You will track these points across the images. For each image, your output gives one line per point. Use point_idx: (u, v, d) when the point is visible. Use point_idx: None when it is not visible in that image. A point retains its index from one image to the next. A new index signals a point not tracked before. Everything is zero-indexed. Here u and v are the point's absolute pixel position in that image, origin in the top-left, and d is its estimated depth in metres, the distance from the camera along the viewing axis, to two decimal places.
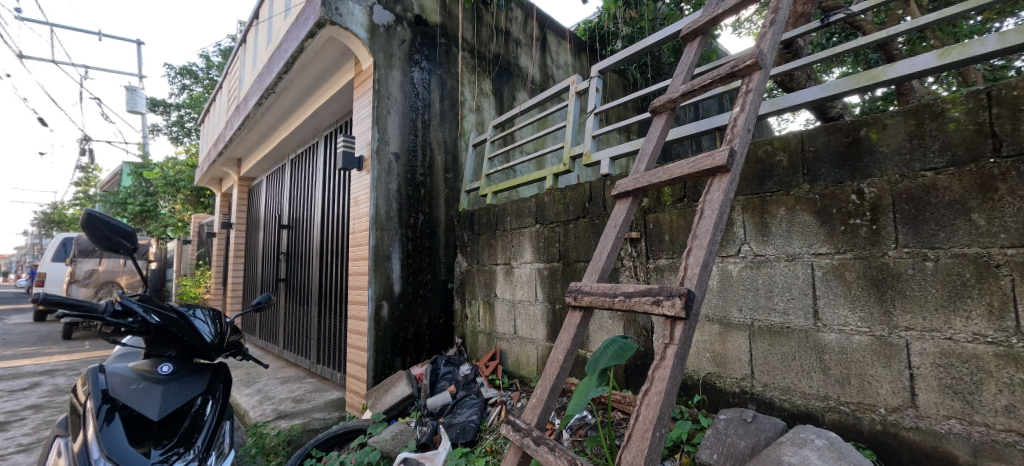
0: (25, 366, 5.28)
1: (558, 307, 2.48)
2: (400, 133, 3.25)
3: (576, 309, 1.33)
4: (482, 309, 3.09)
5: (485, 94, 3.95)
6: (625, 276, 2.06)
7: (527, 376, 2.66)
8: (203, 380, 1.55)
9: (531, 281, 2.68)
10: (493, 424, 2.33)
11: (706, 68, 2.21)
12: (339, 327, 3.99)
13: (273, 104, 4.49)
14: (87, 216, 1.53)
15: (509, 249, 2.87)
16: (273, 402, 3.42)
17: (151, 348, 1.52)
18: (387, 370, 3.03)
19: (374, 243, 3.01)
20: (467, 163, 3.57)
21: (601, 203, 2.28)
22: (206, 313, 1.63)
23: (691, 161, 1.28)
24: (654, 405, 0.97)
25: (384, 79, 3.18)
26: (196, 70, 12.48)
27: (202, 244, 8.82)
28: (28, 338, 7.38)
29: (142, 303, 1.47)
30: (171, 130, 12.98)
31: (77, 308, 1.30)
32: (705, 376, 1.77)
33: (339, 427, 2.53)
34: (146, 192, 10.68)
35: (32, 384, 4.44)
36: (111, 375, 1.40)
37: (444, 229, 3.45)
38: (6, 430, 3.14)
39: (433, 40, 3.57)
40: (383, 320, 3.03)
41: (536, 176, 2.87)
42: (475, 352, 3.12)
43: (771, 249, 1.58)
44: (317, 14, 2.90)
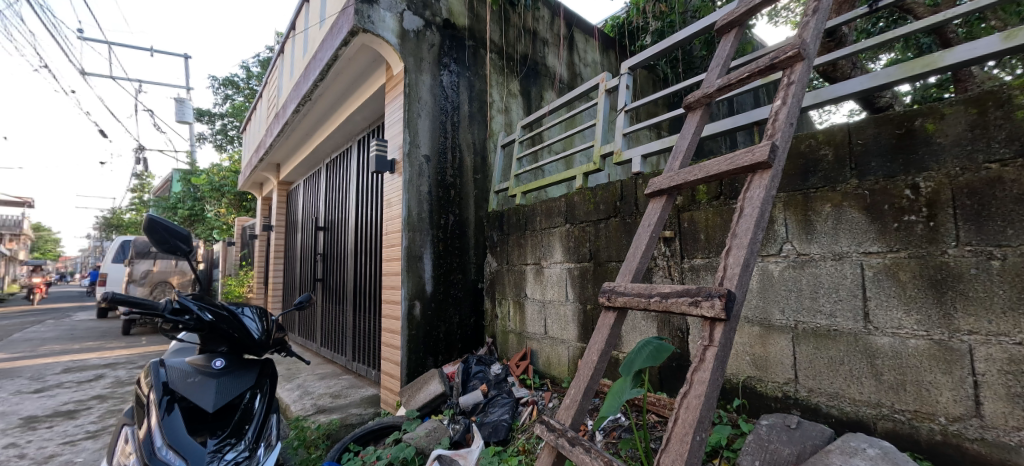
0: (91, 359, 5.72)
1: (589, 308, 2.46)
2: (430, 135, 3.31)
3: (609, 310, 1.32)
4: (512, 309, 3.09)
5: (513, 95, 3.97)
6: (659, 276, 2.02)
7: (558, 377, 2.65)
8: (251, 375, 1.63)
9: (561, 281, 2.68)
10: (525, 424, 2.33)
11: (742, 61, 2.13)
12: (374, 326, 4.10)
13: (310, 110, 4.66)
14: (147, 220, 1.63)
15: (539, 249, 2.86)
16: (312, 398, 3.56)
17: (205, 344, 1.60)
18: (420, 368, 3.09)
19: (406, 244, 3.08)
20: (496, 164, 3.59)
21: (633, 202, 2.24)
22: (253, 311, 1.70)
23: (729, 157, 1.23)
24: (694, 409, 0.95)
25: (414, 84, 3.25)
26: (238, 80, 13.16)
27: (245, 246, 9.28)
28: (93, 333, 7.99)
29: (196, 301, 1.56)
30: (216, 138, 13.74)
31: (140, 306, 1.39)
32: (745, 380, 1.71)
33: (375, 422, 2.60)
34: (195, 197, 11.35)
35: (97, 376, 4.81)
36: (170, 369, 1.49)
37: (474, 230, 3.49)
38: (76, 418, 3.41)
39: (461, 43, 3.61)
40: (415, 319, 3.10)
41: (565, 176, 2.85)
42: (506, 352, 3.13)
43: (816, 248, 1.51)
44: (351, 22, 3.00)
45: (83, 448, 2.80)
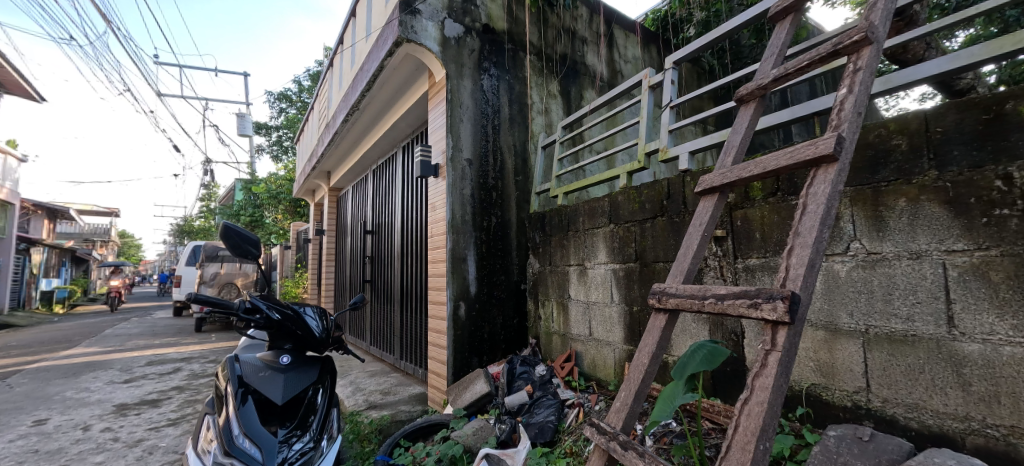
0: (170, 354, 6.30)
1: (636, 309, 2.41)
2: (472, 138, 3.37)
3: (660, 312, 1.29)
4: (556, 311, 3.08)
5: (553, 95, 3.96)
6: (710, 277, 1.95)
7: (605, 380, 2.61)
8: (314, 371, 1.72)
9: (606, 282, 2.64)
10: (571, 426, 2.31)
11: (799, 48, 2.00)
12: (420, 326, 4.23)
13: (358, 120, 4.88)
14: (223, 226, 1.78)
15: (582, 250, 2.84)
16: (364, 394, 3.73)
17: (272, 341, 1.71)
18: (466, 367, 3.15)
19: (451, 246, 3.15)
20: (537, 165, 3.60)
21: (680, 201, 2.17)
22: (314, 310, 1.80)
23: (789, 151, 1.17)
24: (756, 416, 0.91)
25: (456, 89, 3.32)
26: (291, 94, 14.01)
27: (300, 249, 9.86)
28: (171, 330, 8.79)
29: (266, 301, 1.69)
30: (272, 149, 14.69)
31: (218, 305, 1.54)
32: (809, 387, 1.61)
33: (424, 419, 2.67)
34: (254, 204, 12.17)
35: (175, 369, 5.28)
36: (244, 364, 1.60)
37: (517, 231, 3.51)
38: (159, 406, 3.77)
39: (501, 47, 3.65)
40: (460, 320, 3.16)
41: (608, 175, 2.80)
42: (550, 353, 3.13)
43: (889, 246, 1.40)
44: (395, 33, 3.12)
45: (165, 434, 3.08)
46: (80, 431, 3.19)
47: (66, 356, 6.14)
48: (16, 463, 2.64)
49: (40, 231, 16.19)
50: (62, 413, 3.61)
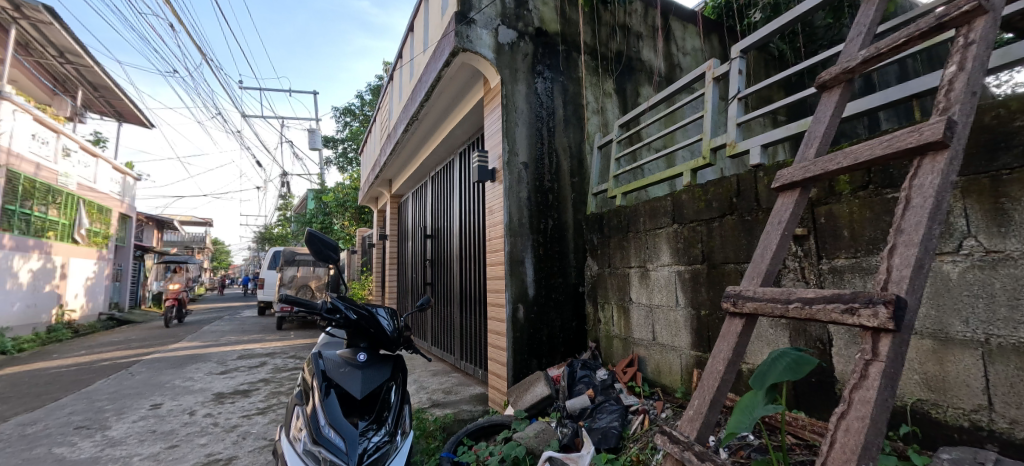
0: (257, 348, 6.97)
1: (704, 314, 2.29)
2: (528, 142, 3.40)
3: (736, 317, 1.22)
4: (617, 314, 3.01)
5: (608, 94, 3.89)
6: (790, 279, 1.81)
7: (671, 386, 2.50)
8: (387, 368, 1.81)
9: (670, 284, 2.53)
10: (637, 433, 2.24)
11: (891, 24, 1.80)
12: (480, 327, 4.32)
13: (417, 129, 5.10)
14: (308, 234, 1.94)
15: (644, 251, 2.75)
16: (427, 392, 3.88)
17: (351, 339, 1.84)
18: (526, 369, 3.17)
19: (509, 249, 3.19)
20: (593, 166, 3.54)
21: (752, 198, 2.04)
22: (386, 311, 1.89)
23: (884, 140, 1.07)
24: (856, 433, 0.83)
25: (511, 94, 3.36)
26: (354, 108, 14.96)
27: (365, 254, 10.49)
28: (257, 327, 9.72)
29: (345, 300, 1.81)
30: (339, 161, 15.74)
31: (302, 305, 1.71)
32: (914, 403, 1.43)
33: (485, 419, 2.71)
34: (325, 212, 13.14)
35: (262, 363, 5.82)
36: (327, 359, 1.73)
37: (574, 233, 3.47)
38: (250, 396, 4.17)
39: (555, 49, 3.65)
40: (519, 322, 3.18)
41: (670, 173, 2.69)
42: (611, 358, 3.06)
43: (1014, 244, 1.21)
44: (452, 44, 3.23)
45: (256, 422, 3.41)
46: (188, 415, 3.62)
47: (173, 349, 6.96)
48: (138, 441, 3.05)
49: (150, 239, 18.49)
50: (173, 399, 4.13)
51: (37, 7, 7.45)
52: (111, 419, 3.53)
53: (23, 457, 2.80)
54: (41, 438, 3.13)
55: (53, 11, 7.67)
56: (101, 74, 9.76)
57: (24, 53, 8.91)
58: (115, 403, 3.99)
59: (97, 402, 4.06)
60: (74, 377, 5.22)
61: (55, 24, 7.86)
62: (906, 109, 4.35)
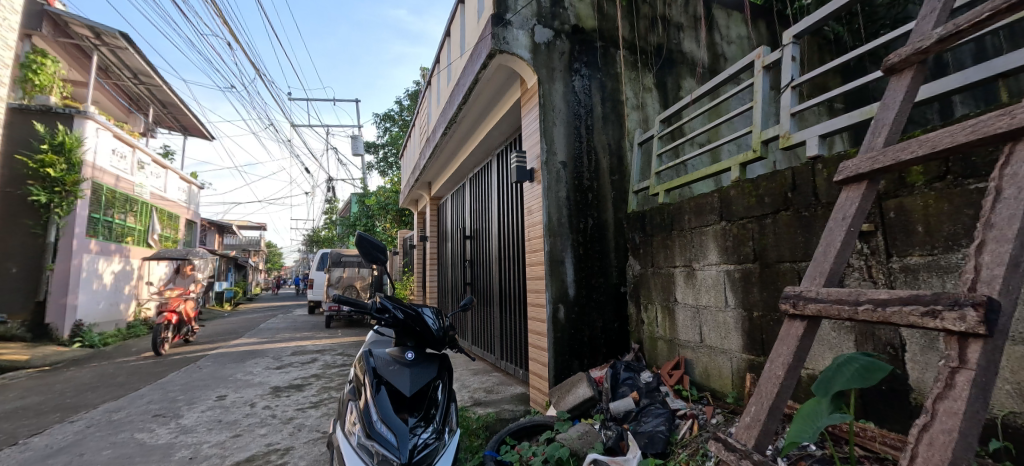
0: (308, 345, 7.36)
1: (756, 315, 2.18)
2: (566, 141, 3.37)
3: (798, 319, 1.17)
4: (661, 315, 2.92)
5: (648, 88, 3.79)
6: (854, 279, 1.69)
7: (721, 391, 2.40)
8: (434, 367, 1.85)
9: (718, 284, 2.43)
10: (685, 438, 2.16)
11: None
12: (520, 327, 4.33)
13: (455, 132, 5.18)
14: (359, 236, 2.01)
15: (689, 250, 2.65)
16: (469, 390, 3.95)
17: (398, 339, 1.90)
18: (567, 370, 3.14)
19: (548, 249, 3.18)
20: (634, 163, 3.46)
21: (810, 192, 1.91)
22: (431, 310, 1.93)
23: (969, 125, 0.97)
24: (940, 446, 0.77)
25: (549, 93, 3.34)
26: (394, 114, 15.47)
27: (406, 255, 10.79)
28: (308, 325, 10.25)
29: (393, 300, 1.88)
30: (380, 166, 16.30)
31: (353, 304, 1.79)
32: (1005, 417, 1.30)
33: (529, 419, 2.71)
34: (367, 214, 13.65)
35: (313, 359, 6.13)
36: (377, 357, 1.79)
37: (615, 233, 3.41)
38: (303, 390, 4.41)
39: (592, 46, 3.59)
40: (561, 322, 3.16)
41: (716, 168, 2.58)
42: (656, 360, 2.97)
43: None
44: (489, 46, 3.26)
45: (310, 415, 3.59)
46: (250, 406, 3.88)
47: (234, 345, 7.47)
48: (207, 430, 3.29)
49: (212, 243, 19.97)
50: (236, 391, 4.43)
51: (115, 34, 8.24)
52: (183, 409, 3.85)
53: (111, 441, 3.11)
54: (124, 424, 3.46)
55: (128, 36, 8.43)
56: (169, 92, 10.64)
57: (104, 76, 9.91)
58: (186, 394, 4.34)
59: (170, 392, 4.43)
60: (150, 369, 5.72)
61: (129, 49, 8.66)
62: (987, 91, 3.93)
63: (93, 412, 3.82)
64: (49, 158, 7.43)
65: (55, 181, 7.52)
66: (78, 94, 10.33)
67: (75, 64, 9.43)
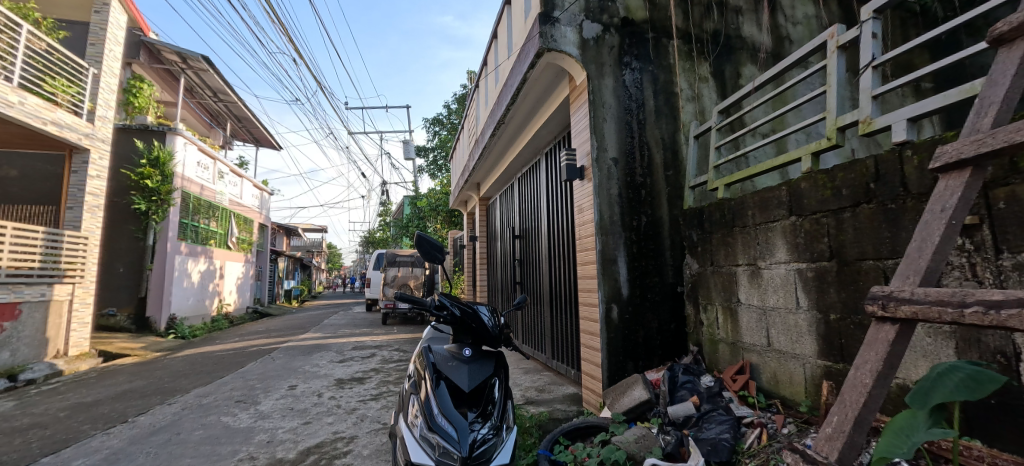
0: (367, 341, 7.74)
1: (834, 318, 2.00)
2: (617, 137, 3.28)
3: (888, 322, 1.09)
4: (722, 316, 2.77)
5: (704, 79, 3.61)
6: (953, 279, 1.51)
7: (793, 399, 2.24)
8: (491, 363, 1.86)
9: (787, 284, 2.26)
10: (753, 448, 2.03)
11: None
12: (571, 327, 4.28)
13: (503, 132, 5.22)
14: (418, 236, 2.08)
15: (754, 248, 2.48)
16: (521, 389, 3.97)
17: (456, 335, 1.94)
18: (621, 372, 3.06)
19: (600, 248, 3.12)
20: (689, 157, 3.31)
21: (896, 183, 1.73)
22: (488, 307, 1.95)
23: None
24: None
25: (598, 89, 3.27)
26: (443, 118, 15.94)
27: (456, 254, 11.05)
28: (367, 322, 10.79)
29: (451, 298, 1.93)
30: (430, 168, 16.82)
31: (412, 301, 1.86)
32: None
33: (582, 420, 2.67)
34: (418, 216, 14.17)
35: (372, 354, 6.44)
36: (436, 353, 1.85)
37: (670, 230, 3.28)
38: (364, 383, 4.66)
39: (643, 38, 3.48)
40: (613, 322, 3.09)
41: (783, 160, 2.39)
42: (716, 363, 2.83)
43: None
44: (537, 45, 3.25)
45: (370, 407, 3.78)
46: (317, 397, 4.15)
47: (302, 339, 8.03)
48: (281, 416, 3.56)
49: (280, 244, 21.68)
50: (305, 382, 4.76)
51: (198, 57, 9.13)
52: (260, 396, 4.20)
53: (201, 422, 3.45)
54: (212, 408, 3.84)
55: (208, 59, 9.31)
56: (243, 107, 11.63)
57: (190, 96, 11.04)
58: (262, 383, 4.72)
59: (249, 381, 4.86)
60: (231, 359, 6.29)
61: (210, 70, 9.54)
62: None
63: (186, 396, 4.28)
64: (148, 171, 8.42)
65: (153, 190, 8.47)
66: (169, 113, 11.57)
67: (166, 86, 10.57)
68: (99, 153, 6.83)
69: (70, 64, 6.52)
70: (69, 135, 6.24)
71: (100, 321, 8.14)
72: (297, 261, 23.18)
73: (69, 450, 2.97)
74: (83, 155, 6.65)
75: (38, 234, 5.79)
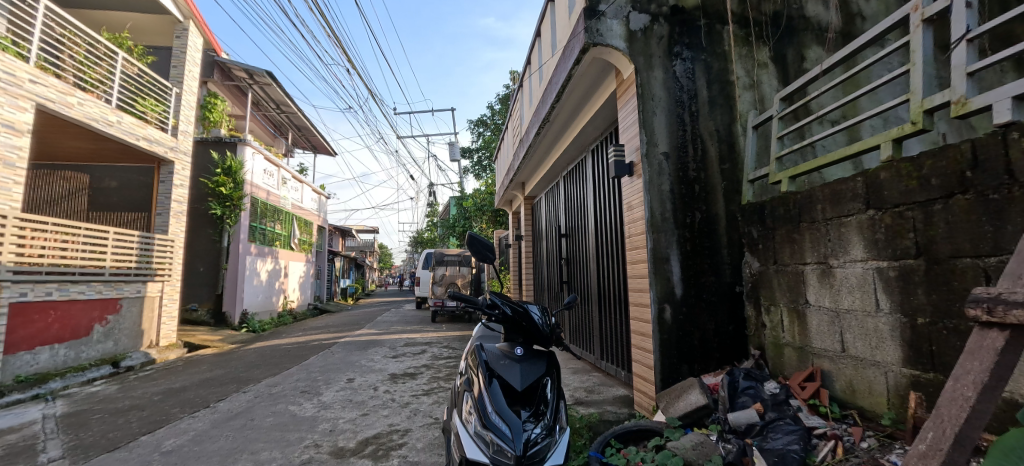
0: (418, 338, 8.01)
1: (922, 323, 1.80)
2: (668, 130, 3.15)
3: (995, 328, 0.97)
4: (787, 319, 2.59)
5: (763, 65, 3.39)
6: None
7: (873, 410, 2.05)
8: (543, 363, 1.85)
9: (864, 285, 2.07)
10: (826, 462, 1.87)
11: None
12: (621, 327, 4.17)
13: (548, 130, 5.19)
14: (470, 235, 2.10)
15: (825, 244, 2.29)
16: (570, 389, 3.93)
17: (508, 335, 1.95)
18: (675, 375, 2.94)
19: (651, 246, 3.02)
20: (748, 149, 3.11)
21: (999, 170, 1.52)
22: (538, 306, 1.94)
23: None
24: None
25: (647, 82, 3.16)
26: (486, 119, 16.16)
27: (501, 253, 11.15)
28: (417, 319, 11.17)
29: (502, 298, 1.95)
30: (475, 169, 17.12)
31: (463, 299, 1.89)
32: None
33: (634, 423, 2.59)
34: (464, 216, 14.46)
35: (422, 350, 6.65)
36: (489, 352, 1.87)
37: (727, 227, 3.10)
38: (416, 379, 4.82)
39: (694, 26, 3.31)
40: (667, 323, 2.97)
41: (858, 148, 2.18)
42: (782, 369, 2.64)
43: None
44: (582, 41, 3.19)
45: (422, 401, 3.91)
46: (373, 390, 4.36)
47: (358, 335, 8.47)
48: (341, 407, 3.77)
49: (337, 245, 23.02)
50: (362, 376, 5.00)
51: (263, 73, 9.86)
52: (322, 388, 4.47)
53: (272, 410, 3.73)
54: (280, 397, 4.14)
55: (272, 73, 10.03)
56: (302, 117, 12.43)
57: (257, 109, 11.97)
58: (324, 376, 5.02)
59: (312, 373, 5.18)
60: (296, 352, 6.74)
61: (274, 84, 10.28)
62: None
63: (258, 385, 4.64)
64: (222, 179, 9.21)
65: (226, 197, 9.27)
66: (239, 125, 12.61)
67: (236, 101, 11.53)
68: (182, 165, 7.53)
69: (157, 85, 7.29)
70: (157, 148, 6.98)
71: (184, 315, 9.03)
72: (351, 260, 24.39)
73: (162, 430, 3.31)
74: (169, 167, 7.36)
75: (134, 237, 6.50)
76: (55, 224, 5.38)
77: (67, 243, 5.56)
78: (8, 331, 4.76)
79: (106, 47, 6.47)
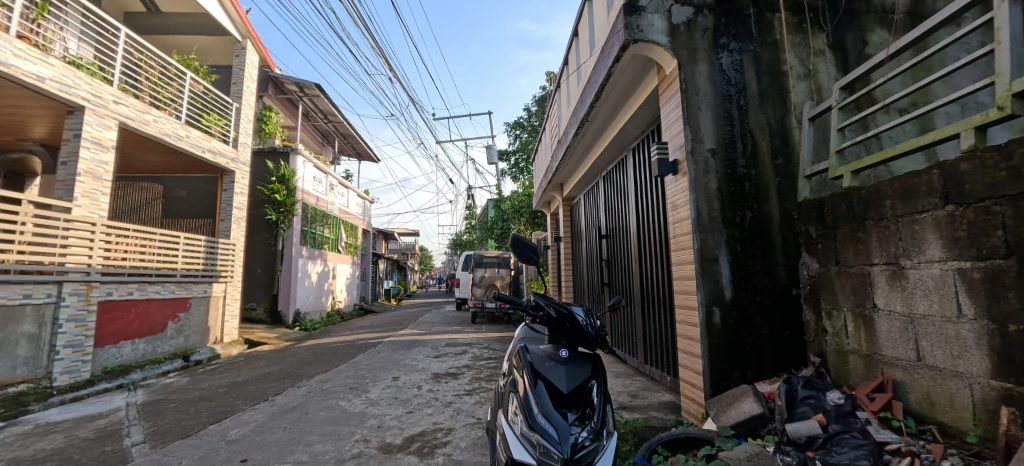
0: (459, 338, 8.15)
1: (1013, 330, 1.62)
2: (715, 126, 3.03)
3: None
4: (852, 324, 2.40)
5: (819, 53, 3.18)
6: None
7: (956, 426, 1.86)
8: (589, 365, 1.83)
9: (943, 286, 1.89)
10: None
11: None
12: (666, 330, 4.03)
13: (587, 130, 5.14)
14: (514, 237, 2.12)
15: (896, 243, 2.10)
16: (613, 393, 3.85)
17: (552, 336, 1.94)
18: (726, 381, 2.81)
19: (698, 246, 2.92)
20: (804, 142, 2.92)
21: None
22: (583, 307, 1.92)
23: None
24: None
25: (691, 77, 3.06)
26: (524, 121, 16.23)
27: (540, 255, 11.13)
28: (458, 320, 11.36)
29: (545, 299, 1.95)
30: (513, 171, 17.22)
31: (507, 301, 1.91)
32: None
33: (682, 431, 2.49)
34: (502, 218, 14.57)
35: (463, 351, 6.76)
36: (533, 353, 1.87)
37: (782, 226, 2.92)
38: (458, 378, 4.90)
39: (742, 15, 3.15)
40: (716, 327, 2.85)
41: (933, 138, 1.98)
42: (846, 377, 2.45)
43: None
44: (622, 38, 3.14)
45: (465, 401, 3.97)
46: (418, 388, 4.48)
47: (401, 335, 8.73)
48: (388, 404, 3.90)
49: (381, 247, 23.93)
50: (406, 374, 5.15)
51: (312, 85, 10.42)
52: (369, 385, 4.65)
53: (325, 405, 3.92)
54: (331, 393, 4.34)
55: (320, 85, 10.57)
56: (348, 126, 13.00)
57: (307, 120, 12.65)
58: (370, 373, 5.21)
59: (359, 371, 5.40)
60: (344, 350, 7.05)
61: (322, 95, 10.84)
62: None
63: (311, 381, 4.89)
64: (277, 187, 9.79)
65: (281, 203, 9.85)
66: (292, 136, 13.38)
67: (288, 113, 12.25)
68: (242, 174, 8.09)
69: (220, 101, 7.88)
70: (220, 160, 7.54)
71: (245, 314, 9.68)
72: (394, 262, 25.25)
73: (227, 420, 3.56)
74: (231, 177, 7.93)
75: (201, 241, 7.05)
76: (136, 229, 5.84)
77: (145, 246, 6.05)
78: (98, 326, 5.26)
79: (177, 69, 7.08)
